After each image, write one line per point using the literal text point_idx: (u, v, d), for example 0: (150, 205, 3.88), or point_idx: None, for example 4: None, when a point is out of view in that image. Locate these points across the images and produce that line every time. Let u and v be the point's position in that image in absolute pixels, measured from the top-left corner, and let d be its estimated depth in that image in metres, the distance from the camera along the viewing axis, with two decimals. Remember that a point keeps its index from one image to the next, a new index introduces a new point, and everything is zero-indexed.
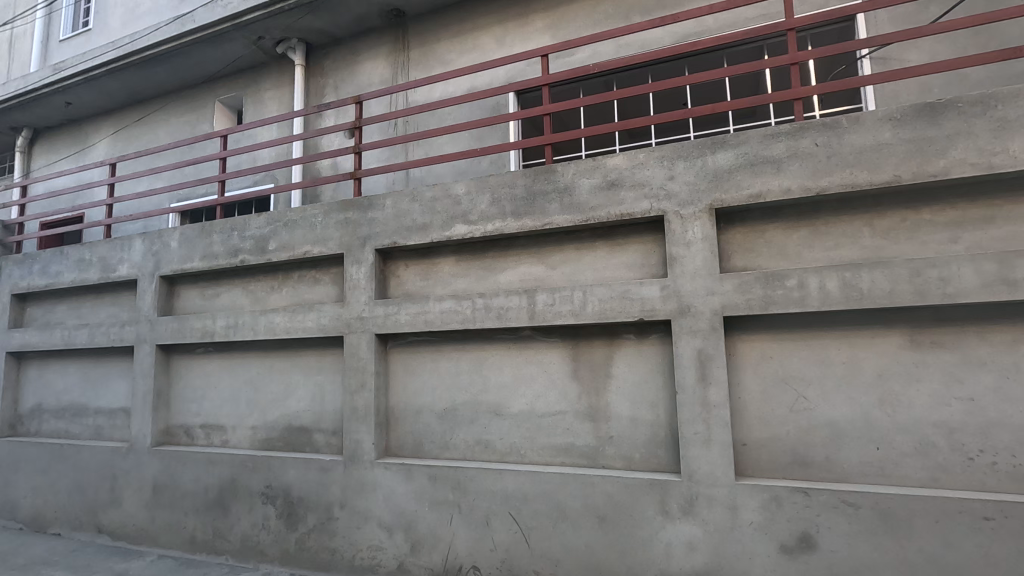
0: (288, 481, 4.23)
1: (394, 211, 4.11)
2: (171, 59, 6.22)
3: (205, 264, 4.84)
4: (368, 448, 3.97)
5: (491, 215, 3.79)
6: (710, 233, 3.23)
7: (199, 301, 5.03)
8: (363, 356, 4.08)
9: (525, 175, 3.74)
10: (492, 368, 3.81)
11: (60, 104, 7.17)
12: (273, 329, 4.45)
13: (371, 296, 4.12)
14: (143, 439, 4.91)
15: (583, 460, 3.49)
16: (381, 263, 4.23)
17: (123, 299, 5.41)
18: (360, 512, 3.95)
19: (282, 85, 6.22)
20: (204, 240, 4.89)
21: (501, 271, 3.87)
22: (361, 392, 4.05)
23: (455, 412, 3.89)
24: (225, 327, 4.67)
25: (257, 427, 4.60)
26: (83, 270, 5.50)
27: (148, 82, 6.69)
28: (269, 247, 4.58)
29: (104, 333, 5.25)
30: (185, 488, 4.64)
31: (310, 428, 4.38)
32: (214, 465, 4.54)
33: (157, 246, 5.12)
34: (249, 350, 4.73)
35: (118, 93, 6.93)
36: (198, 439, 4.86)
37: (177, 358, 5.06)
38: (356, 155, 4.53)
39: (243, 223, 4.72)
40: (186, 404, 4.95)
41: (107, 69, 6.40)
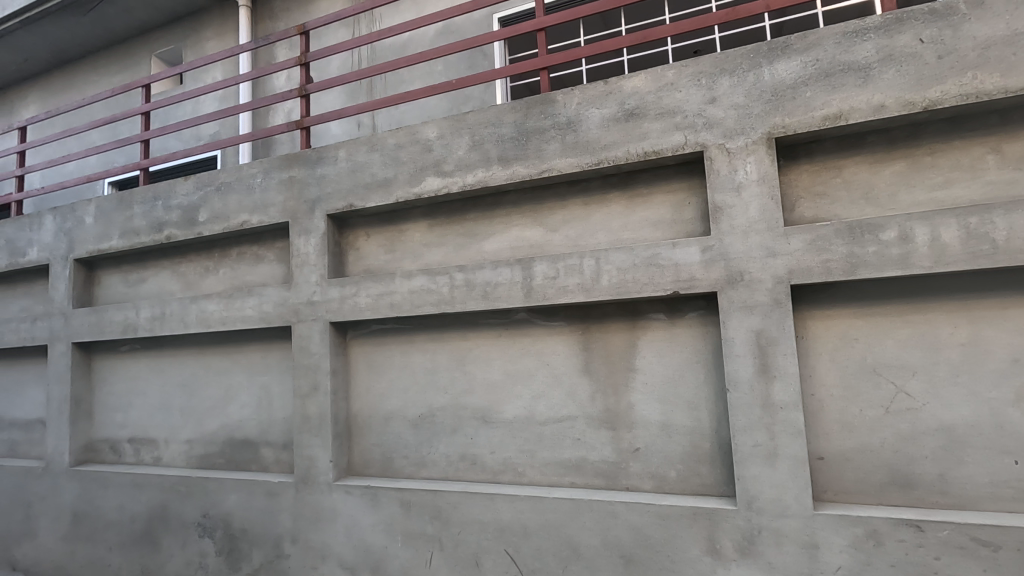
0: (228, 509, 3.36)
1: (350, 164, 3.21)
2: (96, 6, 5.15)
3: (124, 243, 3.90)
4: (324, 468, 3.11)
5: (471, 163, 2.90)
6: (768, 171, 2.35)
7: (123, 289, 4.11)
8: (315, 351, 3.20)
9: (515, 108, 2.84)
10: (478, 362, 2.96)
11: None
12: (205, 319, 3.55)
13: (323, 275, 3.23)
14: (59, 459, 3.99)
15: (599, 480, 2.65)
16: (335, 232, 3.34)
17: (36, 288, 4.46)
18: (316, 548, 3.10)
19: (226, 33, 5.25)
20: (122, 213, 3.95)
21: (486, 237, 2.99)
22: (313, 397, 3.18)
23: (431, 420, 3.04)
24: (149, 319, 3.75)
25: (193, 441, 3.71)
26: None
27: (74, 36, 5.61)
28: (198, 219, 3.65)
29: (14, 330, 4.30)
30: (108, 517, 3.75)
31: (256, 441, 3.50)
32: (140, 489, 3.65)
33: (69, 222, 4.17)
34: (181, 347, 3.82)
35: (42, 51, 5.83)
36: (126, 456, 3.96)
37: (99, 358, 4.14)
38: (301, 99, 3.61)
39: (168, 191, 3.79)
40: (111, 414, 4.05)
41: (19, 21, 5.25)
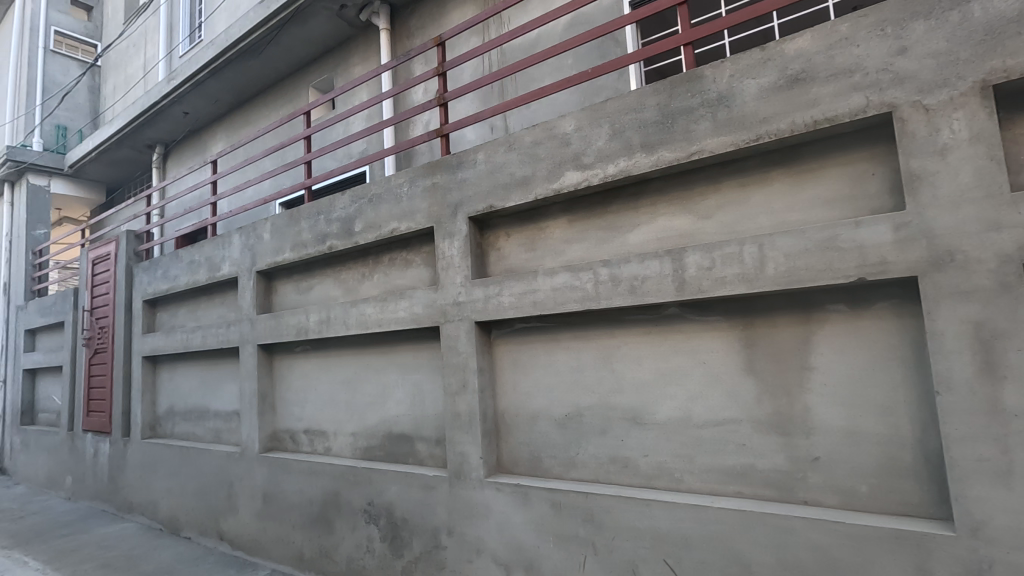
0: (391, 498, 3.58)
1: (488, 166, 3.27)
2: (265, 48, 5.86)
3: (295, 255, 4.36)
4: (475, 464, 3.18)
5: (612, 153, 2.78)
6: (984, 127, 1.94)
7: (295, 296, 4.59)
8: (463, 350, 3.29)
9: (657, 91, 2.68)
10: (626, 361, 2.83)
11: (179, 114, 7.15)
12: (364, 322, 3.83)
13: (467, 276, 3.32)
14: (252, 446, 4.55)
15: (771, 492, 2.38)
16: (477, 234, 3.41)
17: (230, 297, 5.16)
18: (470, 542, 3.18)
19: (370, 57, 5.68)
20: (292, 228, 4.42)
21: (630, 229, 2.86)
22: (462, 395, 3.27)
23: (579, 420, 2.97)
24: (317, 322, 4.14)
25: (357, 433, 4.02)
26: (193, 272, 5.32)
27: (249, 78, 6.44)
28: (355, 229, 3.96)
29: (213, 334, 5.00)
30: (290, 499, 4.19)
31: (412, 435, 3.70)
32: (316, 475, 4.03)
33: (252, 239, 4.76)
34: (344, 348, 4.17)
35: (226, 96, 6.77)
36: (303, 445, 4.41)
37: (278, 358, 4.67)
38: (440, 108, 3.75)
39: (328, 205, 4.16)
40: (291, 407, 4.54)
41: (210, 69, 6.18)
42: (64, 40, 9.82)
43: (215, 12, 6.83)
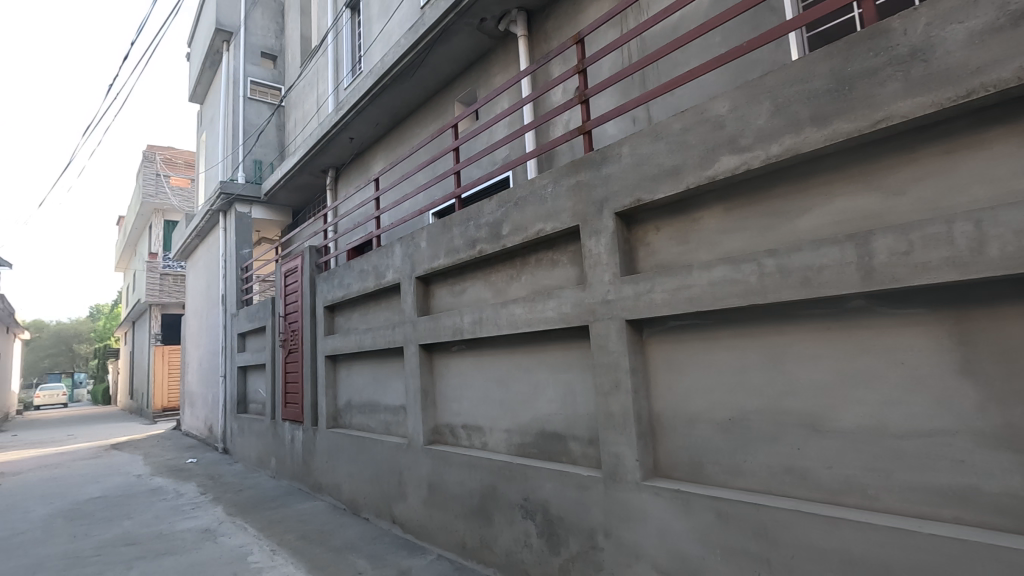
0: (546, 495, 3.62)
1: (634, 158, 3.16)
2: (415, 70, 6.34)
3: (449, 260, 4.62)
4: (631, 466, 3.09)
5: (775, 131, 2.52)
6: None
7: (449, 298, 4.86)
8: (614, 349, 3.22)
9: (829, 55, 2.37)
10: (800, 361, 2.55)
11: (346, 140, 8.03)
12: (514, 322, 3.94)
13: (616, 273, 3.24)
14: (417, 438, 4.91)
15: (1004, 520, 1.97)
16: (624, 230, 3.32)
17: (394, 302, 5.65)
18: (629, 546, 3.09)
19: (509, 66, 5.86)
20: (446, 235, 4.69)
21: (800, 214, 2.56)
22: (615, 394, 3.20)
23: (746, 424, 2.73)
24: (471, 323, 4.35)
25: (511, 430, 4.14)
26: (363, 280, 5.92)
27: (402, 100, 7.01)
28: (502, 233, 4.09)
29: (381, 336, 5.51)
30: (452, 490, 4.43)
31: (564, 434, 3.70)
32: (475, 469, 4.21)
33: (411, 247, 5.16)
34: (497, 347, 4.32)
35: (383, 119, 7.45)
36: (462, 440, 4.65)
37: (437, 357, 4.99)
38: (581, 105, 3.70)
39: (477, 211, 4.36)
40: (449, 403, 4.82)
41: (370, 96, 6.85)
42: (257, 87, 11.58)
43: (372, 45, 7.56)
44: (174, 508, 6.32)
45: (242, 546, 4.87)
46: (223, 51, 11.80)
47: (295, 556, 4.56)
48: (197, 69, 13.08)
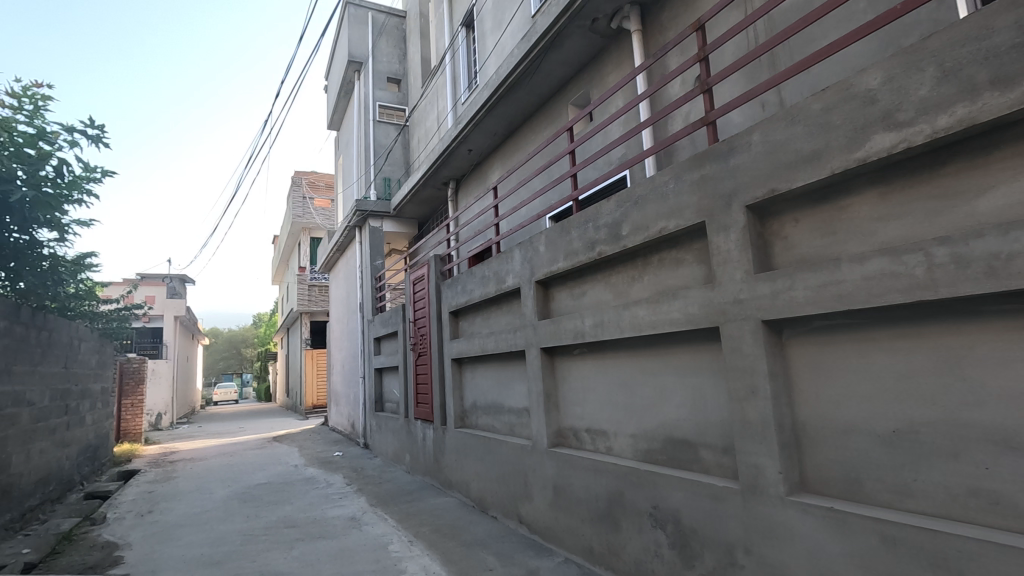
0: (677, 505, 3.45)
1: (767, 146, 2.93)
2: (528, 78, 6.45)
3: (568, 263, 4.60)
4: (773, 479, 2.84)
5: (944, 101, 2.20)
6: None
7: (569, 301, 4.82)
8: (749, 352, 3.00)
9: (1014, 4, 2.02)
10: (984, 366, 2.20)
11: (465, 152, 8.38)
12: (637, 324, 3.82)
13: (749, 270, 3.02)
14: (541, 440, 4.91)
15: None
16: (757, 224, 3.08)
17: (514, 306, 5.75)
18: (773, 566, 2.84)
19: (623, 63, 5.74)
20: (563, 238, 4.69)
21: (979, 195, 2.20)
22: (752, 401, 2.97)
23: (914, 437, 2.40)
24: (592, 326, 4.29)
25: (637, 435, 3.99)
26: (484, 285, 6.11)
27: (517, 109, 7.16)
28: (622, 233, 3.99)
29: (503, 339, 5.65)
30: (578, 494, 4.36)
31: (695, 442, 3.51)
32: (600, 474, 4.12)
33: (529, 252, 5.22)
34: (620, 350, 4.21)
35: (499, 129, 7.67)
36: (586, 443, 4.56)
37: (559, 360, 4.97)
38: (704, 95, 3.49)
39: (595, 213, 4.30)
40: (572, 406, 4.77)
41: (486, 108, 7.09)
42: (384, 110, 12.52)
43: (486, 58, 7.83)
44: (325, 496, 7.00)
45: (382, 535, 5.26)
46: (355, 80, 12.92)
47: (430, 548, 4.82)
48: (334, 99, 14.46)
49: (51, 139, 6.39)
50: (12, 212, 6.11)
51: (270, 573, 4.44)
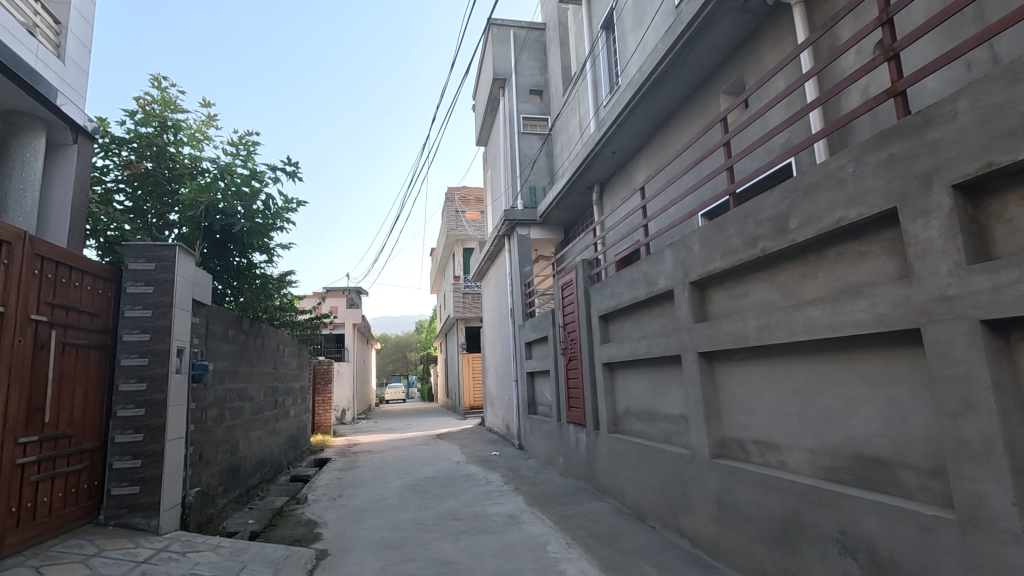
0: (872, 533, 3.00)
1: (979, 113, 2.47)
2: (674, 72, 6.20)
3: (726, 262, 4.29)
4: (1004, 510, 2.36)
5: None
6: None
7: (728, 302, 4.49)
8: (964, 357, 2.53)
9: None
10: None
11: (609, 155, 8.30)
12: (812, 327, 3.44)
13: (959, 261, 2.56)
14: (702, 450, 4.57)
15: None
16: (967, 207, 2.61)
17: (667, 309, 5.52)
18: None
19: (783, 41, 5.26)
20: (720, 235, 4.39)
21: None
22: (969, 416, 2.51)
23: None
24: (757, 329, 3.95)
25: (817, 450, 3.54)
26: (634, 288, 5.95)
27: (663, 104, 6.92)
28: (790, 226, 3.63)
29: (657, 343, 5.45)
30: (747, 510, 3.96)
31: (892, 461, 3.04)
32: (773, 491, 3.70)
33: (682, 252, 4.97)
34: (791, 355, 3.79)
35: (644, 128, 7.47)
36: (754, 456, 4.15)
37: (719, 365, 4.59)
38: (888, 63, 3.04)
39: (756, 206, 3.97)
40: (736, 415, 4.37)
41: (629, 108, 6.96)
42: (528, 122, 12.93)
43: (628, 59, 7.70)
44: (485, 493, 7.37)
45: (541, 535, 5.37)
46: (500, 96, 13.53)
47: (588, 554, 4.80)
48: (481, 117, 15.29)
49: (260, 178, 7.66)
50: (235, 240, 7.55)
51: (439, 561, 4.80)
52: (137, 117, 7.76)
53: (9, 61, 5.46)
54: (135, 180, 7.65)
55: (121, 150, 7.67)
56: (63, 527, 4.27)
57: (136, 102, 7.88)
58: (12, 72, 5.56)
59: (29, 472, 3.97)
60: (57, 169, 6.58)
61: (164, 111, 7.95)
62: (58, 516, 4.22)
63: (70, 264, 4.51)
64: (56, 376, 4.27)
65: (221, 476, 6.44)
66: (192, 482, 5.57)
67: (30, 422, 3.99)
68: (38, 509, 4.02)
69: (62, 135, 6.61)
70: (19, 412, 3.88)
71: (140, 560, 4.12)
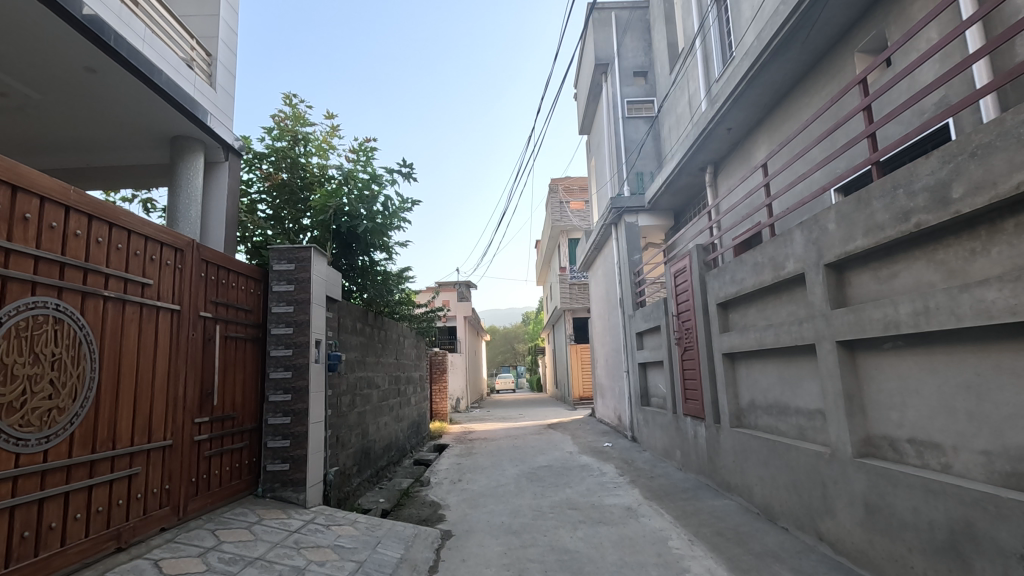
0: None
1: None
2: (800, 35, 5.68)
3: (870, 240, 3.85)
4: None
5: None
6: None
7: (874, 285, 4.02)
8: None
9: None
10: None
11: (723, 133, 7.81)
12: (986, 310, 2.98)
13: None
14: (844, 449, 4.16)
15: None
16: None
17: (797, 295, 5.08)
18: None
19: None
20: (863, 211, 3.94)
21: None
22: None
23: None
24: (911, 315, 3.51)
25: (994, 453, 3.08)
26: (759, 273, 5.54)
27: (786, 72, 6.35)
28: (953, 195, 3.17)
29: (787, 332, 5.04)
30: (903, 517, 3.54)
31: None
32: (937, 497, 3.27)
33: (815, 232, 4.53)
34: (958, 344, 3.32)
35: (764, 100, 6.93)
36: (909, 457, 3.70)
37: (863, 356, 4.14)
38: None
39: (908, 175, 3.51)
40: (886, 412, 3.91)
41: (746, 81, 6.50)
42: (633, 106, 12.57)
43: (745, 29, 7.18)
44: (601, 484, 7.32)
45: (662, 530, 5.23)
46: (602, 82, 13.25)
47: (715, 553, 4.58)
48: (583, 106, 15.07)
49: (379, 181, 8.18)
50: (359, 240, 8.14)
51: (559, 549, 4.85)
52: (273, 132, 8.62)
53: (174, 92, 6.30)
54: (274, 190, 8.50)
55: (262, 164, 8.58)
56: (230, 497, 4.89)
57: (272, 120, 8.76)
58: (176, 102, 6.41)
59: (203, 448, 4.58)
60: (213, 184, 7.52)
61: (295, 125, 8.78)
62: (226, 487, 4.85)
63: (228, 266, 5.13)
64: (221, 365, 4.89)
65: (355, 458, 7.01)
66: (331, 462, 6.11)
67: (203, 405, 4.61)
68: (211, 480, 4.64)
69: (215, 154, 7.54)
70: (194, 396, 4.49)
71: (293, 530, 4.60)
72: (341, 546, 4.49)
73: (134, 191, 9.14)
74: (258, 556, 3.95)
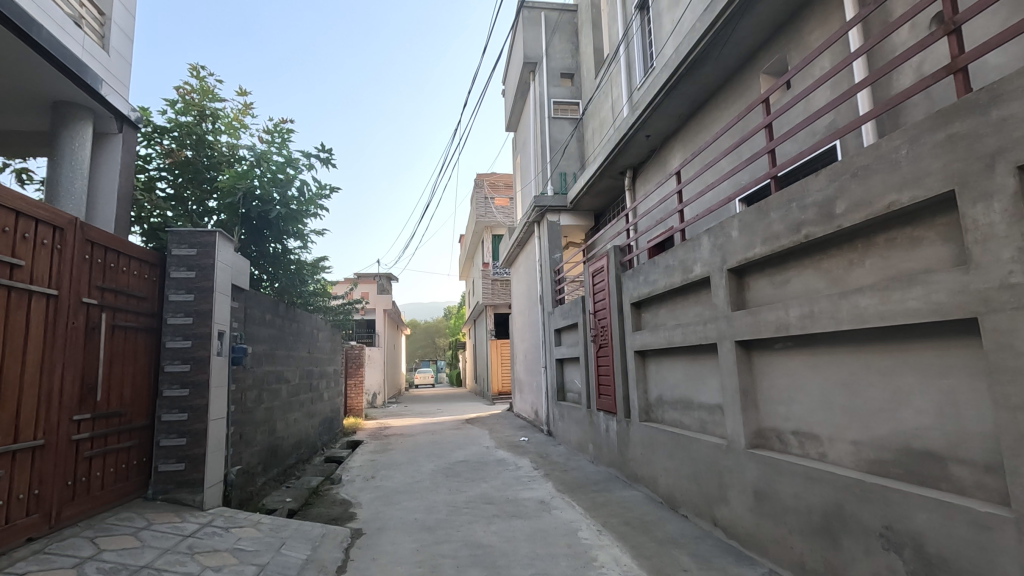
0: (919, 527, 2.91)
1: None
2: (713, 52, 6.02)
3: (768, 248, 4.17)
4: None
5: None
6: None
7: (770, 290, 4.36)
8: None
9: None
10: None
11: (642, 139, 8.14)
12: (860, 315, 3.32)
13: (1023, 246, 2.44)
14: (739, 440, 4.48)
15: None
16: None
17: (703, 296, 5.41)
18: None
19: (831, 18, 5.02)
20: (762, 221, 4.26)
21: None
22: None
23: None
24: (799, 317, 3.84)
25: (862, 442, 3.44)
26: (670, 275, 5.84)
27: (700, 86, 6.72)
28: (837, 211, 3.49)
29: (693, 332, 5.36)
30: (786, 502, 3.88)
31: (943, 455, 2.94)
32: (814, 483, 3.61)
33: (721, 238, 4.84)
34: (837, 345, 3.67)
35: (680, 110, 7.29)
36: (793, 447, 4.06)
37: (758, 355, 4.49)
38: (949, 37, 2.90)
39: (801, 190, 3.83)
40: (776, 406, 4.26)
41: (665, 91, 6.80)
42: (559, 106, 12.81)
43: (665, 41, 7.53)
44: (516, 478, 7.42)
45: (573, 521, 5.40)
46: (530, 80, 13.40)
47: (621, 541, 4.80)
48: (511, 103, 15.16)
49: (295, 165, 7.79)
50: (271, 227, 7.74)
51: (473, 543, 4.87)
52: (177, 106, 7.96)
53: (58, 53, 5.63)
54: (176, 168, 7.84)
55: (162, 139, 7.88)
56: (114, 501, 4.46)
57: (175, 92, 8.08)
58: (61, 63, 5.74)
59: (82, 448, 4.14)
60: (104, 158, 6.82)
61: (203, 99, 8.14)
62: (111, 490, 4.43)
63: (118, 249, 4.67)
64: (107, 357, 4.45)
65: (261, 456, 6.65)
66: (233, 461, 5.75)
67: (83, 401, 4.17)
68: (92, 483, 4.21)
69: (108, 125, 6.84)
70: (73, 390, 4.05)
71: (187, 534, 4.28)
72: (240, 549, 4.24)
73: (6, 159, 8.10)
74: (145, 564, 3.64)
